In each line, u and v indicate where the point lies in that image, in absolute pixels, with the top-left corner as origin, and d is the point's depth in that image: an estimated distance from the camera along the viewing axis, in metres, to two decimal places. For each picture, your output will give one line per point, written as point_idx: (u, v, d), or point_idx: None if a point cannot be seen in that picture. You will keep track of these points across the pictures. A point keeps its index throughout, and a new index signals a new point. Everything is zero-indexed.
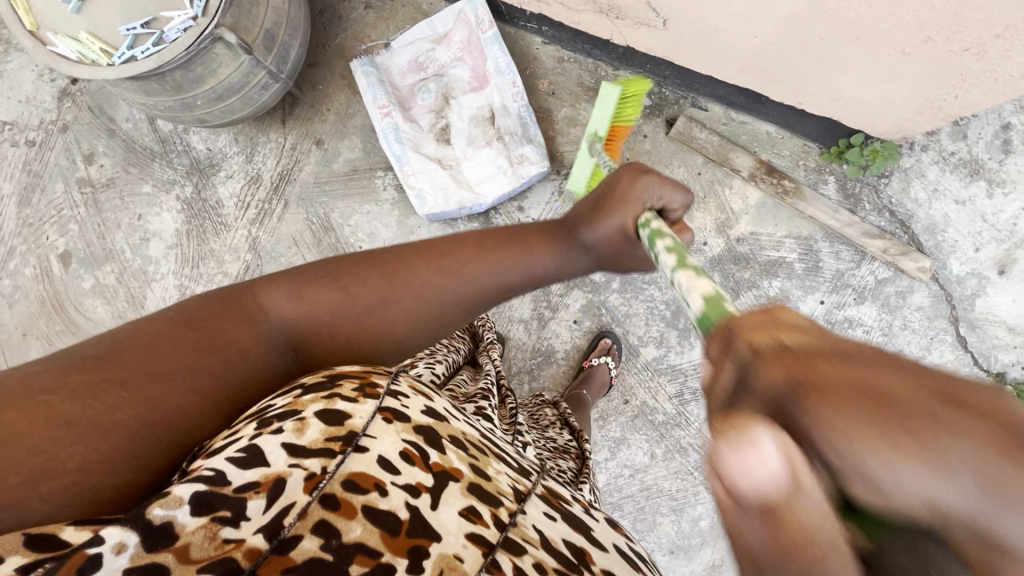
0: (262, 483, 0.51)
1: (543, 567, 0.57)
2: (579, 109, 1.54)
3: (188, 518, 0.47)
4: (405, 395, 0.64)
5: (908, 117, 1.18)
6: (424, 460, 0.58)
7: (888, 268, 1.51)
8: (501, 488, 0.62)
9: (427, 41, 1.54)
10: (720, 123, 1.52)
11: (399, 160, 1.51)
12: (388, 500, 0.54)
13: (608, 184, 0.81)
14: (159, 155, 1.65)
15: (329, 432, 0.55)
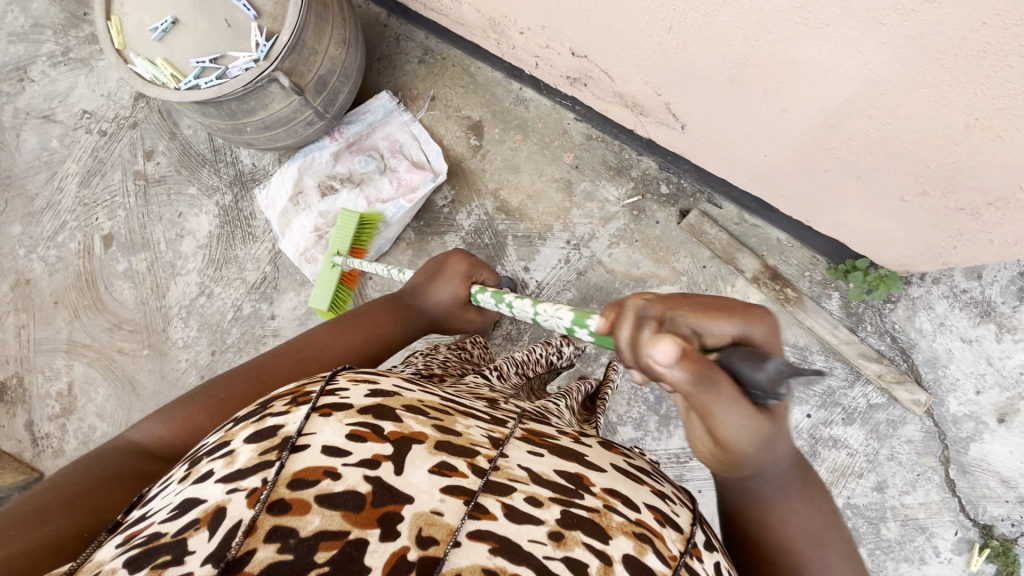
0: (201, 519, 0.49)
1: (537, 501, 0.56)
2: (598, 186, 1.61)
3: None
4: (344, 387, 0.61)
5: (910, 254, 1.19)
6: (376, 432, 0.56)
7: (881, 394, 1.48)
8: (473, 439, 0.61)
9: (411, 152, 1.68)
10: (732, 222, 1.55)
11: (289, 160, 1.68)
12: (342, 481, 0.52)
13: (445, 261, 1.12)
14: (209, 163, 1.80)
15: (262, 448, 0.54)
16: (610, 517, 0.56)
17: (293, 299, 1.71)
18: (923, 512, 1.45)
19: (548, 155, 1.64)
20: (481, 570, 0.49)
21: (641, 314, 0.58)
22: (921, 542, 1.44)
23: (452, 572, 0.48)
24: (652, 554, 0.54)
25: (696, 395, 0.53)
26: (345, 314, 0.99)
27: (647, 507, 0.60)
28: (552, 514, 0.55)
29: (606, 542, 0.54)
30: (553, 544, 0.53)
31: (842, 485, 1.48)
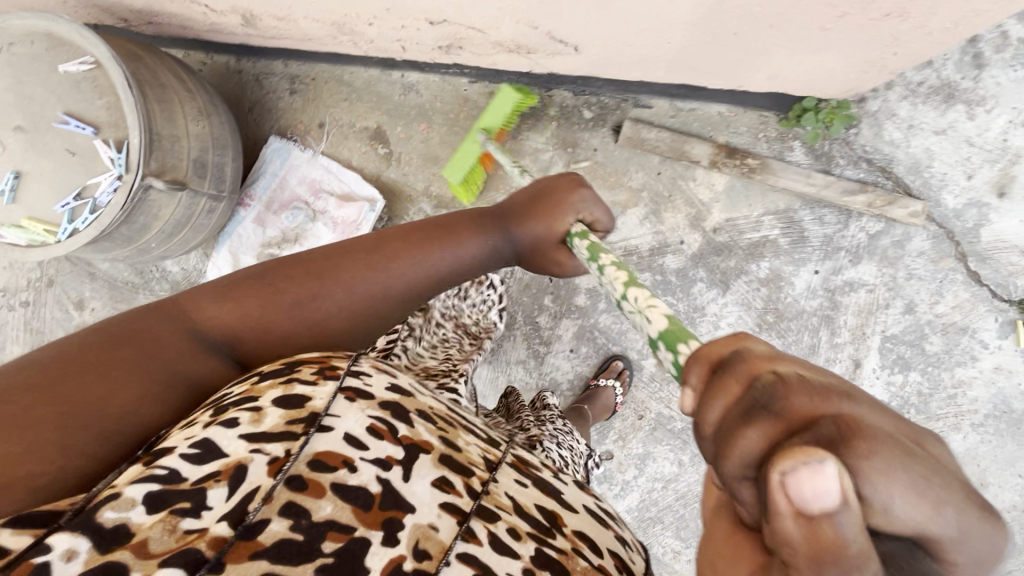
0: (222, 472, 0.54)
1: (517, 532, 0.61)
2: (523, 140, 1.52)
3: (143, 516, 0.50)
4: (367, 374, 0.66)
5: (855, 77, 1.11)
6: (392, 434, 0.61)
7: (878, 220, 1.43)
8: (472, 457, 0.66)
9: (336, 188, 1.56)
10: (668, 116, 1.46)
11: (216, 246, 1.57)
12: (356, 476, 0.57)
13: (546, 186, 0.95)
14: (140, 286, 1.70)
15: (289, 416, 0.59)
16: (576, 559, 0.61)
17: None
18: (958, 314, 1.42)
19: (460, 131, 1.53)
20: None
21: (759, 398, 0.41)
22: (966, 342, 1.42)
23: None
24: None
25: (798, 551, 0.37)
26: (427, 222, 0.91)
27: (610, 552, 0.66)
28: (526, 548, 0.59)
29: None
30: None
31: (873, 321, 1.45)
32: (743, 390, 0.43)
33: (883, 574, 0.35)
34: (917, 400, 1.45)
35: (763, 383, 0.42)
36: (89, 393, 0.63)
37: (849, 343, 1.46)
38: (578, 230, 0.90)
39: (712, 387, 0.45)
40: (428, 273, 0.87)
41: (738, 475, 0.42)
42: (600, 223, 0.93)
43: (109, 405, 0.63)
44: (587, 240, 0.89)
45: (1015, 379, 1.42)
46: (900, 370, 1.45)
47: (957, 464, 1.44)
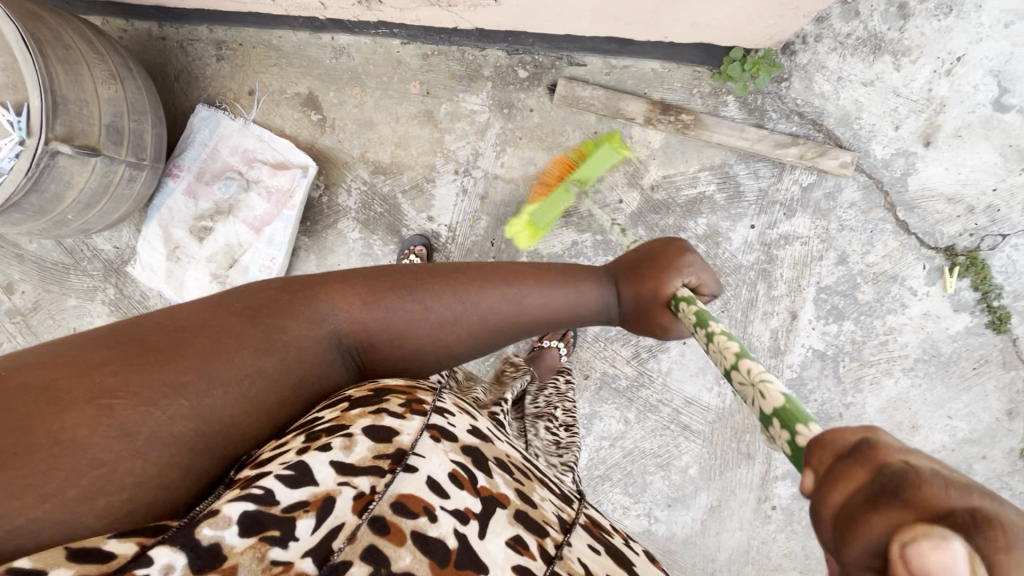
0: (311, 502, 0.51)
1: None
2: (458, 102, 1.49)
3: (235, 539, 0.47)
4: (450, 413, 0.63)
5: (772, 23, 1.13)
6: (472, 485, 0.56)
7: (810, 172, 1.45)
8: (547, 517, 0.58)
9: (269, 156, 1.52)
10: (602, 74, 1.45)
11: (146, 221, 1.52)
12: (435, 527, 0.52)
13: (644, 253, 0.78)
14: (72, 267, 1.64)
15: (378, 450, 0.55)
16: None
17: None
18: (888, 263, 1.46)
19: (394, 94, 1.50)
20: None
21: (883, 482, 0.34)
22: (896, 290, 1.46)
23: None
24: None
25: None
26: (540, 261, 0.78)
27: None
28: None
29: None
30: None
31: (808, 273, 1.48)
32: (865, 477, 0.36)
33: None
34: (851, 348, 1.48)
35: (888, 470, 0.35)
36: (178, 391, 0.54)
37: (785, 295, 1.48)
38: (685, 295, 0.72)
39: (832, 472, 0.38)
40: (502, 320, 0.73)
41: (854, 569, 0.35)
42: (703, 288, 0.76)
43: (201, 407, 0.55)
44: (696, 304, 0.71)
45: (942, 324, 1.46)
46: (835, 320, 1.48)
47: (888, 408, 1.49)
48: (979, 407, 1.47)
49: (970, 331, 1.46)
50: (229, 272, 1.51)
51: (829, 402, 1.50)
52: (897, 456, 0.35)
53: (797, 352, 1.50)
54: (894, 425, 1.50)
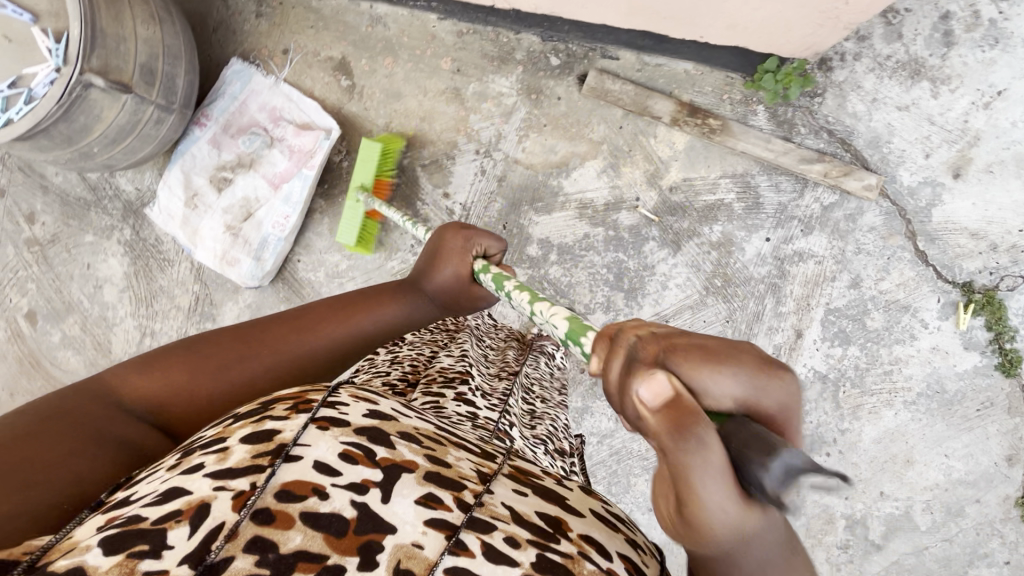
0: (184, 512, 0.43)
1: (516, 541, 0.49)
2: (487, 83, 1.49)
3: (98, 560, 0.40)
4: (344, 403, 0.52)
5: (810, 32, 1.11)
6: (370, 457, 0.49)
7: (833, 192, 1.43)
8: (463, 472, 0.53)
9: (297, 116, 1.53)
10: (634, 70, 1.44)
11: (168, 165, 1.55)
12: (329, 502, 0.45)
13: (437, 242, 0.95)
14: (93, 203, 1.68)
15: (256, 449, 0.47)
16: (585, 564, 0.50)
17: (233, 308, 1.65)
18: (902, 292, 1.43)
19: (425, 68, 1.51)
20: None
21: (632, 355, 0.50)
22: (907, 320, 1.44)
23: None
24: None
25: (670, 453, 0.44)
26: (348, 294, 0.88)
27: (620, 555, 0.55)
28: (529, 557, 0.48)
29: None
30: None
31: (819, 293, 1.45)
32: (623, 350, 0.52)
33: (763, 472, 0.40)
34: (854, 374, 1.46)
35: (632, 344, 0.50)
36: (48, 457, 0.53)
37: (793, 312, 1.46)
38: (481, 266, 0.91)
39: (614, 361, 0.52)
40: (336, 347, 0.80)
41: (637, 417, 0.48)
42: (492, 250, 0.95)
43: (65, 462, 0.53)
44: (491, 271, 0.90)
45: (949, 360, 1.43)
46: (840, 344, 1.46)
47: (885, 439, 1.46)
48: (978, 449, 1.44)
49: (978, 371, 1.43)
50: (243, 225, 1.53)
51: (824, 426, 1.48)
52: (638, 332, 0.51)
53: (798, 372, 1.48)
54: (889, 458, 1.47)
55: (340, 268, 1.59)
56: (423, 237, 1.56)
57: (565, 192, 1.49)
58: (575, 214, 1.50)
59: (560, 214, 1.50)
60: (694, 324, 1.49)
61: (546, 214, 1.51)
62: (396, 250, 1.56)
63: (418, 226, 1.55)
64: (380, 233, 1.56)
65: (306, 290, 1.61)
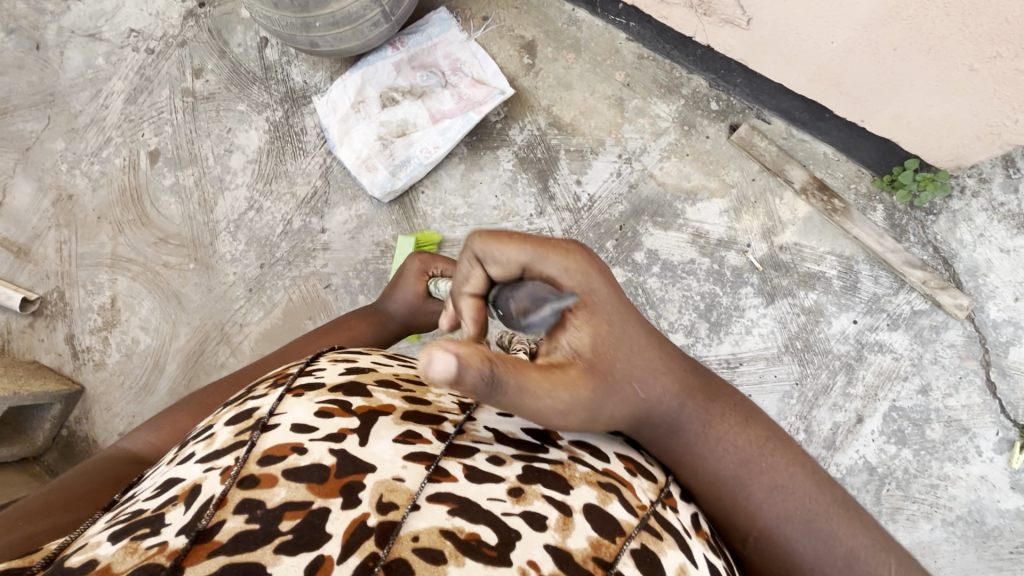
0: (180, 495, 0.59)
1: (500, 461, 0.64)
2: (649, 103, 1.66)
3: (109, 548, 0.53)
4: (320, 372, 0.74)
5: (965, 142, 1.26)
6: (345, 409, 0.66)
7: (925, 301, 1.53)
8: (443, 408, 0.72)
9: (476, 72, 1.69)
10: (781, 137, 1.60)
11: (351, 69, 1.69)
12: (309, 456, 0.60)
13: (401, 271, 1.20)
14: (259, 80, 1.80)
15: (239, 429, 0.65)
16: (573, 469, 0.65)
17: (344, 213, 1.71)
18: (965, 413, 1.49)
19: (600, 73, 1.68)
20: (437, 534, 0.55)
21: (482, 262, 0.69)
22: (964, 442, 1.48)
23: (408, 536, 0.55)
24: (616, 502, 0.63)
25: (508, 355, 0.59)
26: (324, 332, 1.11)
27: (617, 459, 0.71)
28: (512, 473, 0.63)
29: (567, 492, 0.62)
30: (513, 500, 0.60)
31: (887, 388, 1.52)
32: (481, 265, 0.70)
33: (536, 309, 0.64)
34: (901, 476, 1.49)
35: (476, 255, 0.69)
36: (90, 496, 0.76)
37: (859, 397, 1.52)
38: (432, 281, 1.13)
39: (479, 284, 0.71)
40: None
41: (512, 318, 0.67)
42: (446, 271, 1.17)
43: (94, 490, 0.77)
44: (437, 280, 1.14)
45: (995, 494, 1.46)
46: (895, 443, 1.50)
47: (915, 551, 1.46)
48: None
49: (1019, 514, 1.46)
50: (394, 142, 1.65)
51: None
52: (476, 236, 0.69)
53: (850, 456, 1.50)
54: None
55: (457, 211, 1.68)
56: (543, 212, 1.65)
57: (685, 216, 1.61)
58: (688, 239, 1.60)
59: (675, 234, 1.61)
60: (765, 376, 1.54)
61: (662, 230, 1.61)
62: (514, 214, 1.66)
63: (542, 201, 1.66)
64: (505, 194, 1.67)
65: (418, 220, 1.69)
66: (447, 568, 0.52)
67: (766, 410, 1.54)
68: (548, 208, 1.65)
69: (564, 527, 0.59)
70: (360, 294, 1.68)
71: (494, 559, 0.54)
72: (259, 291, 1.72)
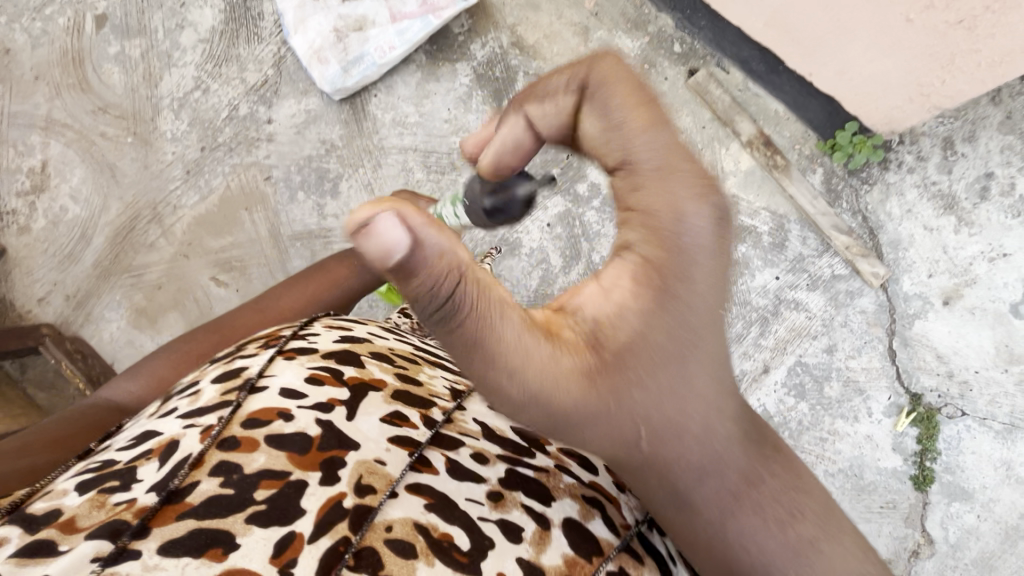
0: (156, 449, 0.68)
1: (483, 454, 0.76)
2: (614, 36, 1.64)
3: (75, 500, 0.63)
4: (314, 338, 0.83)
5: (898, 105, 1.28)
6: (335, 379, 0.75)
7: (846, 266, 1.58)
8: (434, 393, 0.83)
9: None
10: (736, 88, 1.60)
11: None
12: (294, 423, 0.69)
13: None
14: None
15: (223, 389, 0.73)
16: (559, 479, 0.76)
17: (292, 106, 1.67)
18: (863, 376, 1.57)
19: None
20: (411, 527, 0.65)
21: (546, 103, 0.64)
22: (857, 402, 1.57)
23: (382, 525, 0.65)
24: (598, 521, 0.73)
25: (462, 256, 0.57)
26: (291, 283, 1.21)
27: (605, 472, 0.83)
28: (495, 472, 0.74)
29: (547, 505, 0.72)
30: (491, 505, 0.70)
31: (796, 344, 1.58)
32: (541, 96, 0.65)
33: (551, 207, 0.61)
34: (794, 426, 1.57)
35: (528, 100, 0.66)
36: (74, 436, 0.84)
37: (769, 349, 1.58)
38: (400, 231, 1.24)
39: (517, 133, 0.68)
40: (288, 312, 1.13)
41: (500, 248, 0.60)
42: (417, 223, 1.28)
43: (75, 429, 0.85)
44: None
45: (876, 453, 1.56)
46: (795, 395, 1.57)
47: None
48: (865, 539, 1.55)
49: (894, 473, 1.55)
50: (350, 36, 1.61)
51: None
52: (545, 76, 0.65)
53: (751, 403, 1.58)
54: None
55: (408, 119, 1.65)
56: None
57: None
58: None
59: None
60: None
61: None
62: (465, 130, 1.65)
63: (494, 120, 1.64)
64: (459, 109, 1.65)
65: (367, 124, 1.66)
66: (417, 565, 0.63)
67: None
68: None
69: (542, 538, 0.69)
70: (300, 190, 1.66)
71: (466, 565, 0.64)
72: (197, 174, 1.68)
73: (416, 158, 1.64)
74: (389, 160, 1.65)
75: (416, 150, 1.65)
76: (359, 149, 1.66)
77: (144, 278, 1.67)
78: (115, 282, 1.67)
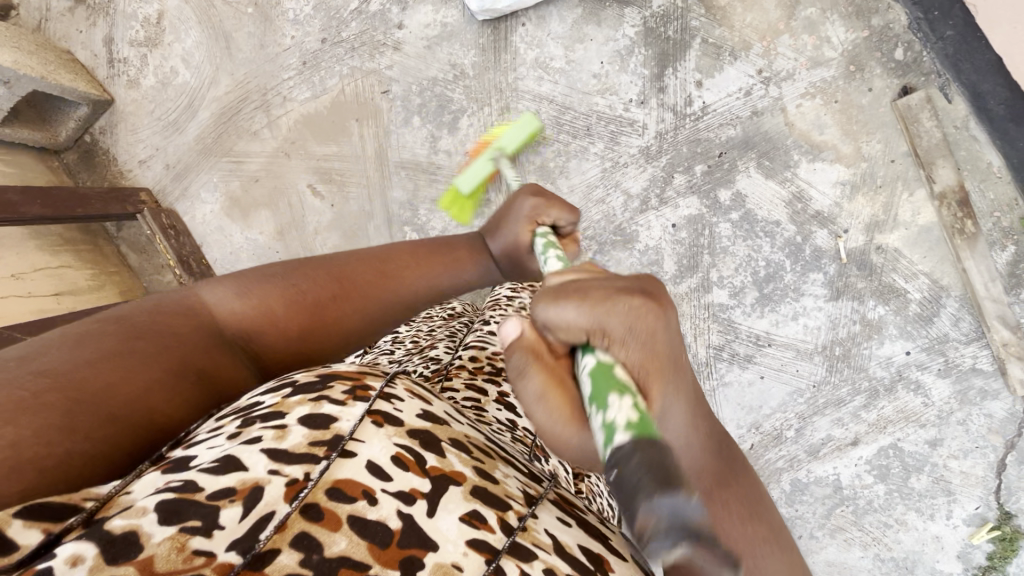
0: (237, 492, 0.42)
1: (551, 570, 0.46)
2: (825, 20, 1.34)
3: (153, 527, 0.38)
4: (399, 399, 0.53)
5: None
6: (420, 466, 0.48)
7: (992, 363, 1.38)
8: (509, 491, 0.52)
9: None
10: (953, 125, 1.32)
11: None
12: (376, 510, 0.43)
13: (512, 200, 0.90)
14: None
15: (313, 438, 0.46)
16: None
17: (428, 15, 1.49)
18: (958, 478, 1.43)
19: None
20: None
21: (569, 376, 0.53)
22: (940, 501, 1.44)
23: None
24: None
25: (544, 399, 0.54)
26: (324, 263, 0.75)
27: None
28: None
29: None
30: None
31: (898, 426, 1.44)
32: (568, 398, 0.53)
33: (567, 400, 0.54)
34: (862, 504, 1.47)
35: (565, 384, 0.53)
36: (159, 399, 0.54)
37: (867, 423, 1.45)
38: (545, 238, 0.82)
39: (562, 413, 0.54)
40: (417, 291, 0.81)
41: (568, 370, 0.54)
42: (562, 221, 0.87)
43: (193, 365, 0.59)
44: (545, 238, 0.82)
45: (938, 554, 1.46)
46: (875, 475, 1.46)
47: (833, 566, 1.50)
48: None
49: None
50: None
51: (802, 520, 1.50)
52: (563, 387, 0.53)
53: (826, 469, 1.48)
54: None
55: (552, 62, 1.45)
56: (644, 101, 1.42)
57: (796, 170, 1.39)
58: (785, 198, 1.40)
59: (774, 186, 1.40)
60: (787, 364, 1.45)
61: (763, 176, 1.40)
62: (612, 91, 1.43)
63: (649, 88, 1.41)
64: (613, 65, 1.42)
65: (506, 57, 1.47)
66: None
67: (769, 397, 1.48)
68: (652, 99, 1.42)
69: None
70: (417, 115, 1.51)
71: None
72: (314, 68, 1.55)
73: (550, 108, 1.46)
74: (518, 104, 1.47)
75: (551, 101, 1.46)
76: (489, 84, 1.48)
77: (243, 167, 1.61)
78: (214, 164, 1.62)
